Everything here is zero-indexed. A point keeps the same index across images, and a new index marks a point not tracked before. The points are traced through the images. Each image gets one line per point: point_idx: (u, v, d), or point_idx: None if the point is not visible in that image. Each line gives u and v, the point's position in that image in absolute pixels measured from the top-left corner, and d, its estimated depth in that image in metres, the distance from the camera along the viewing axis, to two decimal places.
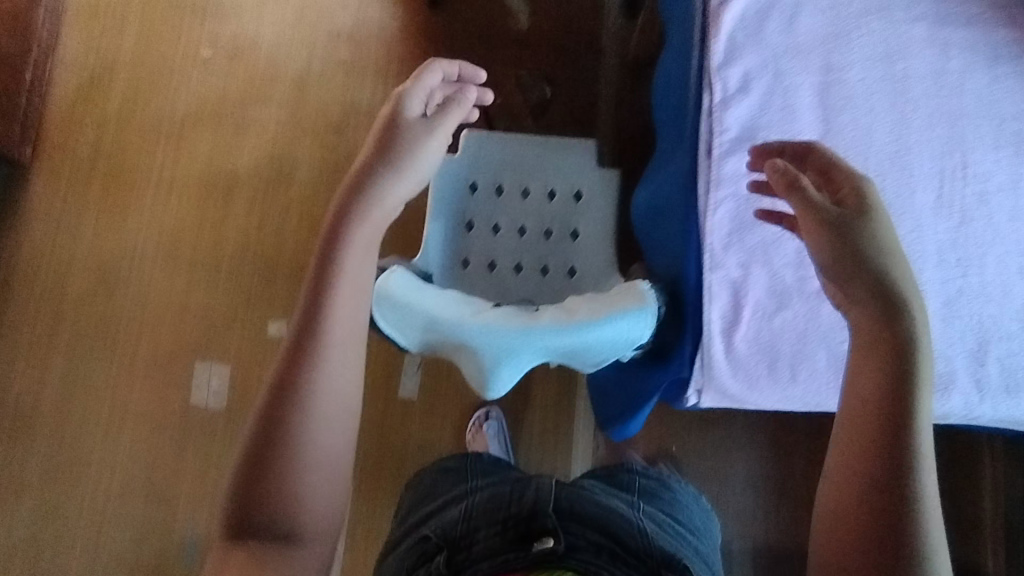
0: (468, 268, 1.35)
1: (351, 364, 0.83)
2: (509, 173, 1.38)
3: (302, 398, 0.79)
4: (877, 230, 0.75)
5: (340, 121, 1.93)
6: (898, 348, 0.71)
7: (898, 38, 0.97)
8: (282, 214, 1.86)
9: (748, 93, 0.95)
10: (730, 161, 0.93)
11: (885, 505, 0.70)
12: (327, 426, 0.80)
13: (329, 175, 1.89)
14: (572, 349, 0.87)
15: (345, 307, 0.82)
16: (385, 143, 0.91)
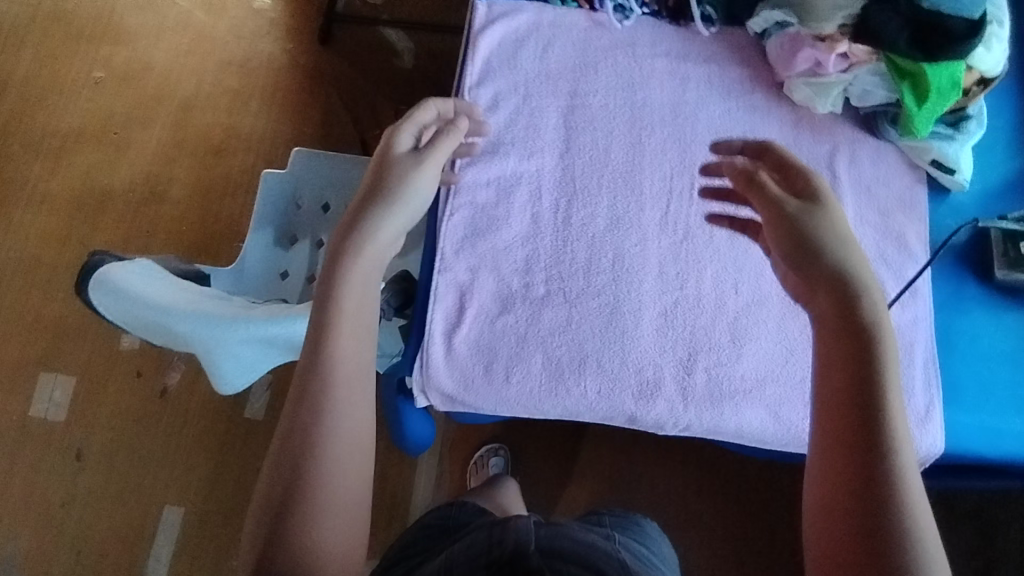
0: (285, 280, 1.36)
1: (353, 374, 0.68)
2: (334, 194, 1.42)
3: (299, 401, 0.66)
4: (830, 219, 0.69)
5: (220, 144, 2.00)
6: (845, 300, 0.64)
7: (641, 71, 1.05)
8: (152, 228, 1.92)
9: (495, 112, 1.01)
10: (470, 170, 0.97)
11: (861, 462, 0.58)
12: (347, 454, 0.66)
13: (202, 196, 1.95)
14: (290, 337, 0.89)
15: (350, 329, 0.69)
16: (375, 179, 0.79)
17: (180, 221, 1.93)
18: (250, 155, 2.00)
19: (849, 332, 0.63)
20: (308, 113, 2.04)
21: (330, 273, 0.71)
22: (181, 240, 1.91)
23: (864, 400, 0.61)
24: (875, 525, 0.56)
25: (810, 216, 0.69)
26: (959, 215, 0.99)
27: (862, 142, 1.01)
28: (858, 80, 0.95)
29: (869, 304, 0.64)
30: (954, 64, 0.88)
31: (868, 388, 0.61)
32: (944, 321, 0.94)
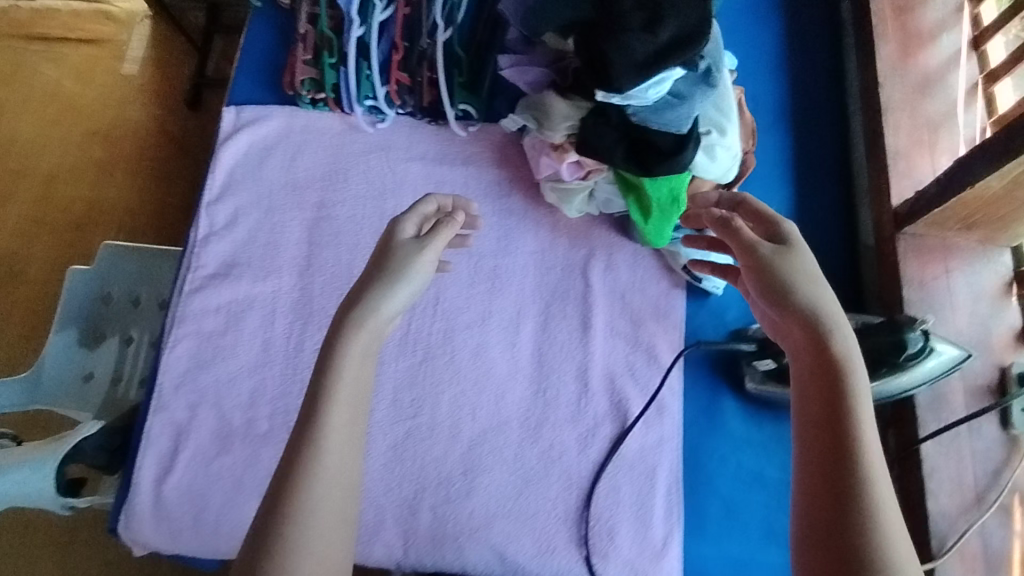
0: (89, 383, 1.31)
1: (339, 453, 0.57)
2: (146, 287, 1.38)
3: (281, 481, 0.56)
4: (803, 261, 0.62)
5: (82, 219, 1.94)
6: (815, 335, 0.59)
7: (393, 177, 1.01)
8: (8, 311, 1.85)
9: (232, 230, 0.96)
10: (197, 297, 0.92)
11: (845, 482, 0.53)
12: (310, 543, 0.54)
13: (61, 273, 1.89)
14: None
15: (347, 407, 0.59)
16: (381, 260, 0.67)
17: (36, 301, 1.86)
18: (112, 228, 1.94)
19: (822, 370, 0.58)
20: (173, 180, 1.96)
21: (321, 365, 0.60)
22: (37, 323, 1.84)
23: (843, 426, 0.55)
24: (855, 564, 0.49)
25: (786, 252, 0.62)
26: (719, 320, 0.94)
27: (619, 246, 0.97)
28: (600, 186, 0.92)
29: (841, 340, 0.59)
30: (674, 178, 0.84)
31: (846, 419, 0.55)
32: (695, 439, 0.89)
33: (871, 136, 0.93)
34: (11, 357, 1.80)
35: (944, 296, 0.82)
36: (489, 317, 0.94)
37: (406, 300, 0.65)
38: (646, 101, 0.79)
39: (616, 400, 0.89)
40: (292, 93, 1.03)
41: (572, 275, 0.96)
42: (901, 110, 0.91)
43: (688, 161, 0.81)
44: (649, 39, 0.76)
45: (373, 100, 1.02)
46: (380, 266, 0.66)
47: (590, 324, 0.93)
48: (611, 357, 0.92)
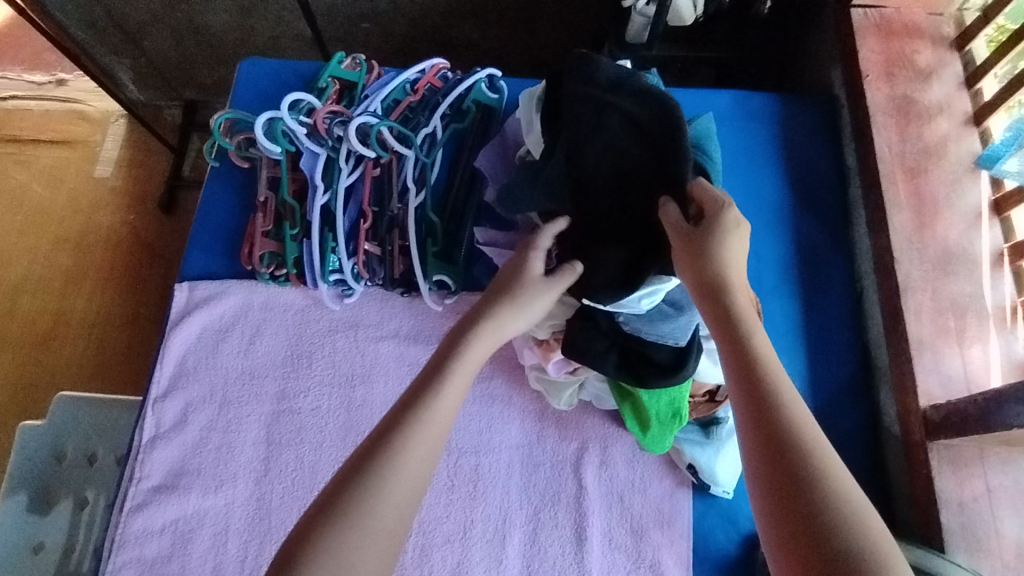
0: (38, 555, 1.20)
1: (434, 423, 0.56)
2: (104, 442, 1.27)
3: (381, 433, 0.55)
4: (733, 245, 0.63)
5: (48, 333, 1.82)
6: (736, 334, 0.58)
7: (362, 360, 0.91)
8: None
9: (181, 431, 0.86)
10: (138, 517, 0.82)
11: (774, 421, 0.52)
12: (385, 510, 0.52)
13: (23, 397, 1.76)
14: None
15: (451, 404, 0.59)
16: (505, 284, 0.69)
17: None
18: (80, 343, 1.80)
19: (739, 350, 0.57)
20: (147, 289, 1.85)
21: (424, 380, 0.60)
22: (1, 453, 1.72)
23: (753, 372, 0.55)
24: (807, 502, 0.48)
25: (721, 226, 0.63)
26: (731, 523, 0.84)
27: (615, 437, 0.87)
28: (590, 383, 0.82)
29: (759, 338, 0.58)
30: (674, 390, 0.74)
31: (770, 389, 0.54)
32: None
33: (888, 316, 0.85)
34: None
35: (985, 518, 0.72)
36: (471, 527, 0.83)
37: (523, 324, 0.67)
38: (638, 309, 0.72)
39: None
40: (250, 268, 0.94)
41: (563, 474, 0.86)
42: (922, 291, 0.83)
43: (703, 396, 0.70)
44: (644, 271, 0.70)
45: (339, 274, 0.93)
46: (500, 288, 0.69)
47: (584, 535, 0.83)
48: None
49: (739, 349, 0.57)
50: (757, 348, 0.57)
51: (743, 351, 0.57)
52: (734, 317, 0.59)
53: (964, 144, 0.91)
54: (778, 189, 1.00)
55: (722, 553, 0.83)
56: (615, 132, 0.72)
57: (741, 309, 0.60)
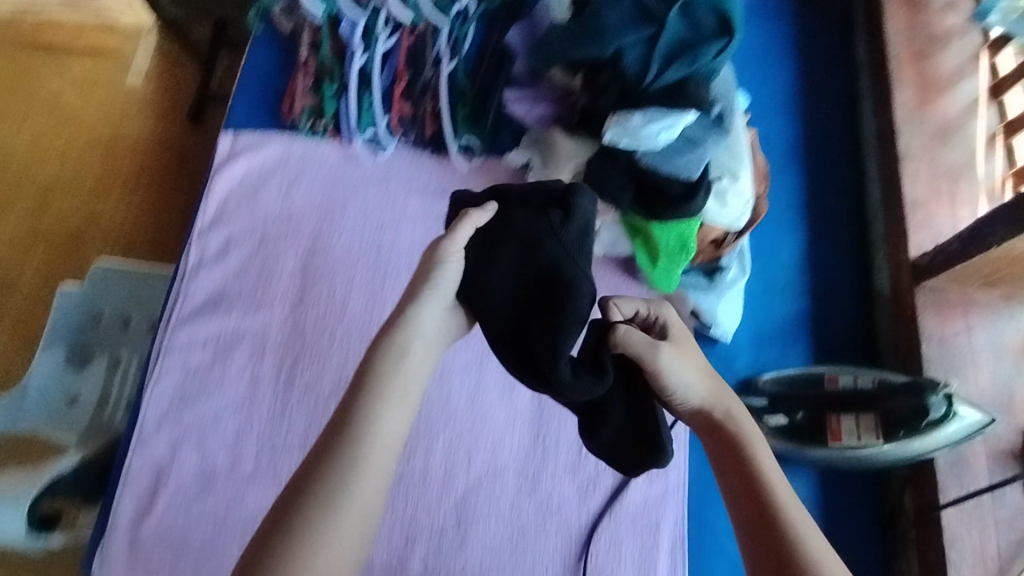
0: (75, 406, 1.26)
1: (378, 439, 0.56)
2: (137, 308, 1.34)
3: (324, 443, 0.56)
4: (686, 369, 0.60)
5: (76, 231, 1.78)
6: (724, 397, 0.61)
7: (392, 210, 0.98)
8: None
9: (223, 260, 0.93)
10: (184, 330, 0.89)
11: (751, 477, 0.56)
12: (338, 536, 0.52)
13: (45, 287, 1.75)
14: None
15: (398, 410, 0.58)
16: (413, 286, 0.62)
17: (21, 322, 1.69)
18: (105, 244, 1.78)
19: (722, 411, 0.60)
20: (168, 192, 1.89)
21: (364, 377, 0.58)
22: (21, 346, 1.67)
23: (728, 438, 0.59)
24: (787, 556, 0.52)
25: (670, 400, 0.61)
26: (727, 366, 0.91)
27: (624, 287, 0.93)
28: (607, 228, 0.88)
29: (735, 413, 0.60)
30: (684, 226, 0.81)
31: (748, 448, 0.58)
32: (700, 492, 0.86)
33: (886, 185, 0.91)
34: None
35: (961, 351, 0.80)
36: (487, 357, 0.90)
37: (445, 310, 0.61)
38: (655, 146, 0.77)
39: None
40: (290, 121, 1.01)
41: None
42: (919, 159, 0.90)
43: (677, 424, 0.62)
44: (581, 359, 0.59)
45: (373, 129, 1.00)
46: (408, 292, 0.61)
47: None
48: None
49: (720, 404, 0.61)
50: (735, 409, 0.60)
51: (722, 408, 0.60)
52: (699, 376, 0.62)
53: (968, 36, 0.97)
54: (791, 79, 1.05)
55: None
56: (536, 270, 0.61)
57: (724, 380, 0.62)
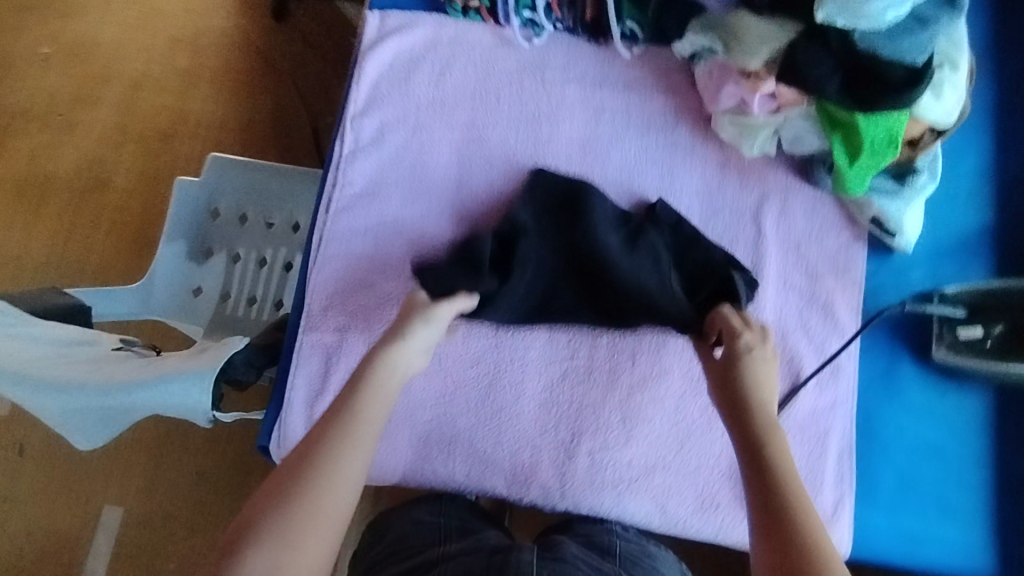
0: (197, 297, 1.28)
1: (368, 423, 0.67)
2: (253, 204, 1.32)
3: (312, 442, 0.65)
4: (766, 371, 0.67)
5: (167, 129, 1.64)
6: (733, 392, 0.66)
7: (549, 100, 0.92)
8: (93, 223, 1.59)
9: (379, 146, 0.90)
10: (345, 218, 0.87)
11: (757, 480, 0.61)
12: (330, 509, 0.62)
13: (142, 178, 1.61)
14: (121, 404, 0.79)
15: (380, 401, 0.68)
16: (400, 320, 0.73)
17: (120, 225, 1.58)
18: (199, 144, 1.63)
19: (735, 410, 0.66)
20: (246, 72, 1.66)
21: (357, 378, 0.69)
22: (121, 252, 1.57)
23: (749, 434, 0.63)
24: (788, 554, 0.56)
25: (750, 360, 0.67)
26: (902, 280, 0.86)
27: (797, 190, 0.88)
28: (790, 122, 0.82)
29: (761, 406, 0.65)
30: (894, 117, 0.74)
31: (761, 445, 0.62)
32: (871, 403, 0.83)
33: None
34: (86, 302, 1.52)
35: None
36: None
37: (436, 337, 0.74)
38: (880, 25, 0.68)
39: (786, 357, 0.83)
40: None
41: (744, 220, 0.88)
42: None
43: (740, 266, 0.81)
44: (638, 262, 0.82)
45: (531, 13, 0.91)
46: (393, 327, 0.73)
47: (760, 274, 0.86)
48: (783, 310, 0.85)
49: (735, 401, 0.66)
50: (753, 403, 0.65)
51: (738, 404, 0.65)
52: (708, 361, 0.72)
53: None
54: None
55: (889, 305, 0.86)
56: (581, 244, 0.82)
57: (765, 382, 0.66)
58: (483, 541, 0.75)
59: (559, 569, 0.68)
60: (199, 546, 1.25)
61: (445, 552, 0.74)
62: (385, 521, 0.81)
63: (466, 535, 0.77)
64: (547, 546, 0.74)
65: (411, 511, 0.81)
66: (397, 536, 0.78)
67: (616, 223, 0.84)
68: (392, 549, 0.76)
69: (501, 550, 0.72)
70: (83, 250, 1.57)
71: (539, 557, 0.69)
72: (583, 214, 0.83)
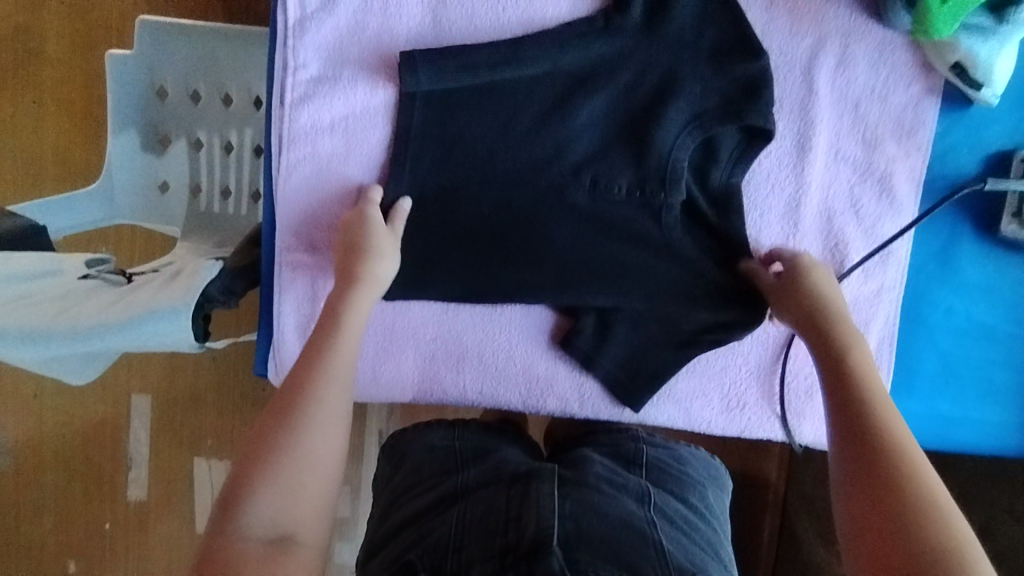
0: (166, 193, 1.13)
1: (340, 361, 0.60)
2: (203, 76, 1.11)
3: (293, 384, 0.58)
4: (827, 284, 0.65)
5: None
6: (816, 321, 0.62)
7: None
8: (35, 98, 1.28)
9: (333, 11, 0.72)
10: (305, 112, 0.72)
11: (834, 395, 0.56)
12: (319, 437, 0.55)
13: (78, 40, 1.26)
14: (108, 344, 0.72)
15: (353, 334, 0.62)
16: (352, 241, 0.68)
17: (65, 108, 1.28)
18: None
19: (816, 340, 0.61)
20: None
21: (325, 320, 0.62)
22: (75, 138, 1.28)
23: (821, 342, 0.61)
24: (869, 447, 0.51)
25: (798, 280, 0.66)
26: (977, 139, 0.72)
27: (861, 32, 0.70)
28: None
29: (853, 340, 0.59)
30: None
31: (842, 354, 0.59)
32: (920, 286, 0.74)
33: None
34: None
35: None
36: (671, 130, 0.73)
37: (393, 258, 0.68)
38: None
39: (833, 242, 0.73)
40: None
41: (795, 77, 0.71)
42: None
43: (769, 59, 0.70)
44: (625, 187, 0.73)
45: None
46: (353, 249, 0.67)
47: (809, 145, 0.72)
48: (831, 188, 0.73)
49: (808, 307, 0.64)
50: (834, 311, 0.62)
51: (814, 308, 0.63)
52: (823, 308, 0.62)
53: None
54: None
55: (957, 174, 0.73)
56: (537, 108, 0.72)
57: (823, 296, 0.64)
58: (501, 466, 0.66)
59: (583, 495, 0.59)
60: (231, 425, 1.22)
61: (463, 484, 0.64)
62: (398, 447, 0.73)
63: (482, 459, 0.67)
64: (571, 463, 0.67)
65: (425, 433, 0.73)
66: (412, 468, 0.70)
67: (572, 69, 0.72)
68: (407, 484, 0.68)
69: (521, 479, 0.62)
70: (34, 141, 1.29)
71: (563, 486, 0.60)
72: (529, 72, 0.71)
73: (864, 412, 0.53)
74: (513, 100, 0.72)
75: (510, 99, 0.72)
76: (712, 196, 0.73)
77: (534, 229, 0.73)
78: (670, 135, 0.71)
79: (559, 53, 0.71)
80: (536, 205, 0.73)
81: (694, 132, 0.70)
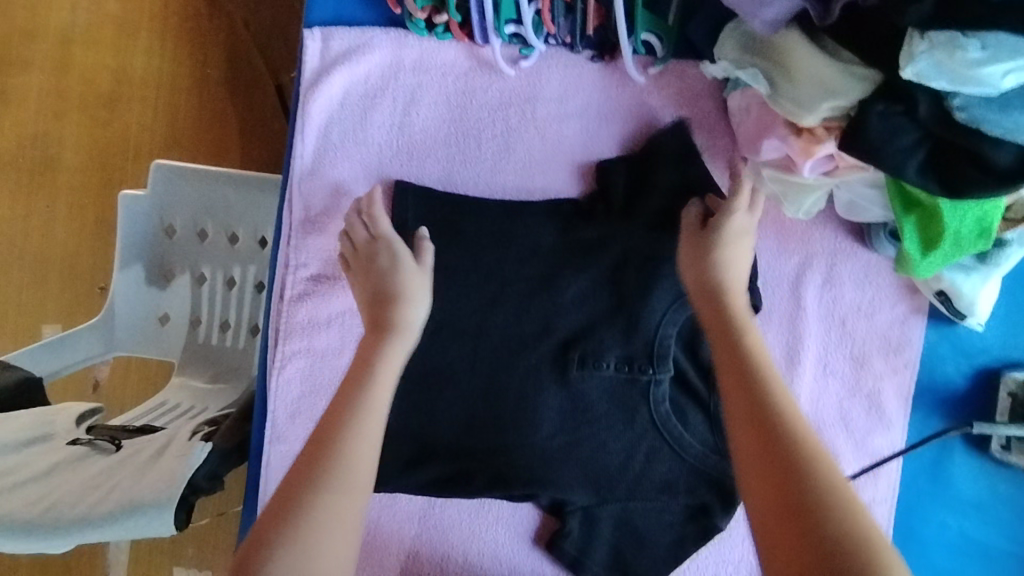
0: (165, 326, 1.09)
1: (360, 422, 0.57)
2: (211, 215, 1.07)
3: (300, 465, 0.54)
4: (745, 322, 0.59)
5: (110, 92, 1.23)
6: (745, 374, 0.55)
7: (542, 145, 0.74)
8: (48, 205, 1.24)
9: (336, 213, 0.74)
10: (304, 307, 0.74)
11: (776, 474, 0.49)
12: (343, 504, 0.53)
13: (96, 155, 1.24)
14: (66, 540, 0.71)
15: (377, 394, 0.59)
16: (370, 270, 0.67)
17: (76, 218, 1.24)
18: (149, 110, 1.22)
19: (747, 392, 0.53)
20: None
21: (348, 381, 0.59)
22: (83, 247, 1.25)
23: (751, 395, 0.53)
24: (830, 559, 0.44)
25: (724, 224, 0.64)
26: (965, 357, 0.73)
27: (846, 254, 0.73)
28: (848, 187, 0.65)
29: (783, 399, 0.53)
30: (989, 202, 0.58)
31: (777, 423, 0.51)
32: (912, 500, 0.74)
33: None
34: (56, 320, 1.24)
35: None
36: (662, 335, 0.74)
37: (422, 287, 0.66)
38: (989, 91, 0.50)
39: None
40: (399, 11, 0.72)
41: (783, 293, 0.73)
42: None
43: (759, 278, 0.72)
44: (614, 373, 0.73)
45: (516, 28, 0.70)
46: (379, 277, 0.66)
47: (797, 359, 0.73)
48: (821, 401, 0.73)
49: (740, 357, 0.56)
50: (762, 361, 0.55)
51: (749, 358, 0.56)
52: (765, 396, 0.53)
53: None
54: None
55: (946, 388, 0.73)
56: (533, 311, 0.74)
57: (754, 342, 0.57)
58: None
59: None
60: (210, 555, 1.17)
61: None
62: None
63: None
64: None
65: None
66: None
67: (570, 275, 0.74)
68: None
69: None
70: (40, 249, 1.25)
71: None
72: (528, 276, 0.74)
73: (813, 506, 0.47)
74: (510, 301, 0.74)
75: (507, 302, 0.74)
76: (700, 399, 0.73)
77: (526, 428, 0.73)
78: (663, 342, 0.72)
79: (555, 261, 0.74)
80: (527, 406, 0.73)
81: (683, 337, 0.73)
